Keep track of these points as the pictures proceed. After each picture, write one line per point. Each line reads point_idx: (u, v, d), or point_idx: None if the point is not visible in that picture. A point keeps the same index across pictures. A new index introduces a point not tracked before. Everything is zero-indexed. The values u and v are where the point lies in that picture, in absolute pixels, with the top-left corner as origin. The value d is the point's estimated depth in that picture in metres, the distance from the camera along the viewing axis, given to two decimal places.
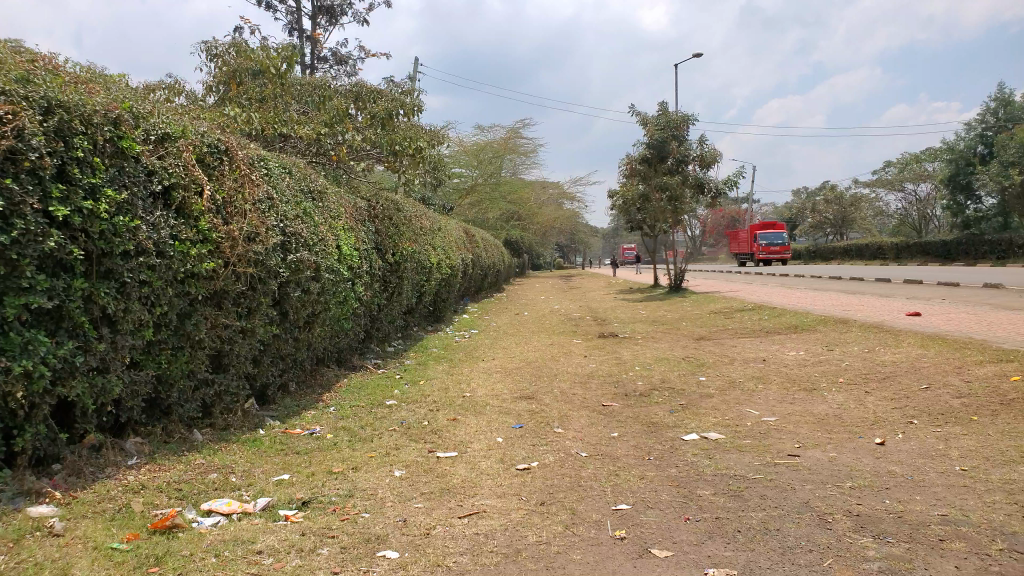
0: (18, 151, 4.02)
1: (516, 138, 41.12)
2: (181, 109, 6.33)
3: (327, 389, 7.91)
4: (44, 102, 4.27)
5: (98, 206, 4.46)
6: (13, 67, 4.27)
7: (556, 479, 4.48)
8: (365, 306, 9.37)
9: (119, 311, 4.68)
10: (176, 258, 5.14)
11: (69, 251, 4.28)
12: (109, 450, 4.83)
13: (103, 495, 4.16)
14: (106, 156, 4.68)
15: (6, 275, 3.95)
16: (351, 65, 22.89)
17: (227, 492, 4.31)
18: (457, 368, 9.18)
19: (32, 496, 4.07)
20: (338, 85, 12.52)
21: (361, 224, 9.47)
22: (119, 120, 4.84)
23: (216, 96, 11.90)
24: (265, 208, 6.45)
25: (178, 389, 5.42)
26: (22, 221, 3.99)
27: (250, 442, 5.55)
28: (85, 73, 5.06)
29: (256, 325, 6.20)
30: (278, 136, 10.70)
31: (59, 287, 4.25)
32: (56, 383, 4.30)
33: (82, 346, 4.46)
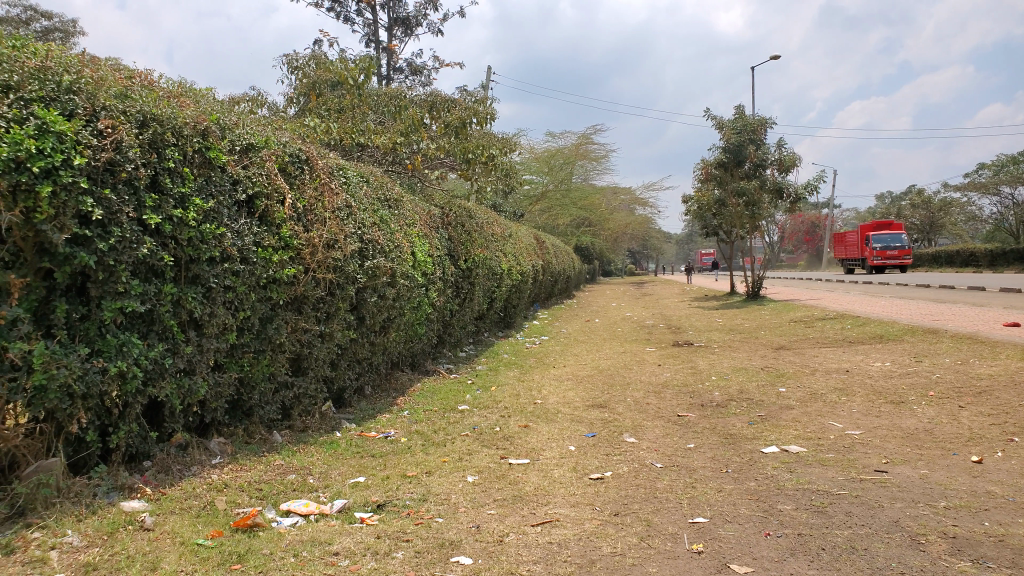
0: (116, 163, 4.24)
1: (589, 144, 40.98)
2: (265, 120, 6.54)
3: (400, 393, 8.02)
4: (140, 116, 4.49)
5: (187, 214, 4.65)
6: (113, 83, 4.49)
7: (630, 490, 4.42)
8: (438, 312, 9.47)
9: (206, 315, 4.87)
10: (260, 264, 5.31)
11: (160, 257, 4.48)
12: (195, 449, 5.02)
13: (189, 492, 4.32)
14: (195, 166, 4.89)
15: (104, 281, 4.17)
16: (426, 76, 23.27)
17: (305, 493, 4.42)
18: (529, 375, 9.18)
19: (124, 492, 4.28)
20: (414, 95, 12.72)
21: (434, 230, 9.57)
22: (207, 131, 5.04)
23: (298, 108, 12.43)
24: (344, 215, 6.60)
25: (259, 391, 5.60)
26: (118, 229, 4.19)
27: (327, 444, 5.68)
28: (177, 87, 5.29)
29: (334, 330, 6.36)
30: (356, 145, 10.97)
31: (151, 292, 4.45)
32: (148, 384, 4.51)
33: (171, 349, 4.66)
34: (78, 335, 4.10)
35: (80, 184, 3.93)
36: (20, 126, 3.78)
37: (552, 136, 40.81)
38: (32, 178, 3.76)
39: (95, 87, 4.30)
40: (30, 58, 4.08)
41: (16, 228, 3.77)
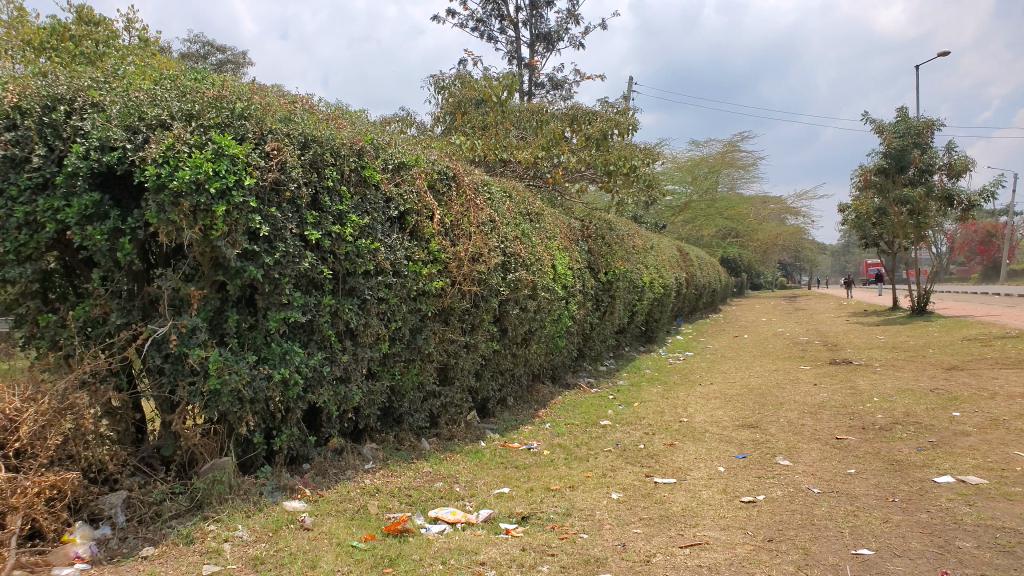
0: (281, 183, 4.54)
1: (734, 153, 39.70)
2: (414, 139, 6.81)
3: (542, 405, 8.06)
4: (301, 138, 4.79)
5: (345, 230, 4.91)
6: (279, 108, 4.82)
7: (785, 516, 4.20)
8: (579, 325, 9.49)
9: (361, 325, 5.11)
10: (410, 277, 5.51)
11: (320, 270, 4.75)
12: (349, 454, 5.26)
13: (344, 496, 4.53)
14: (351, 184, 5.16)
15: (270, 292, 4.48)
16: (567, 89, 23.44)
17: (452, 501, 4.51)
18: (673, 391, 8.95)
19: (287, 492, 4.56)
20: (556, 108, 12.75)
21: (575, 243, 9.60)
22: (362, 151, 5.30)
23: (444, 126, 12.86)
24: (488, 230, 6.71)
25: (409, 399, 5.80)
26: (283, 244, 4.49)
27: (472, 453, 5.79)
28: (335, 110, 5.60)
29: (479, 340, 6.50)
30: (498, 161, 11.23)
31: (312, 303, 4.73)
32: (308, 390, 4.79)
33: (329, 357, 4.93)
34: (246, 343, 4.44)
35: (250, 203, 4.22)
36: (200, 151, 4.15)
37: (695, 145, 39.89)
38: (210, 198, 4.10)
39: (263, 113, 4.63)
40: (209, 89, 4.49)
41: (196, 243, 4.16)
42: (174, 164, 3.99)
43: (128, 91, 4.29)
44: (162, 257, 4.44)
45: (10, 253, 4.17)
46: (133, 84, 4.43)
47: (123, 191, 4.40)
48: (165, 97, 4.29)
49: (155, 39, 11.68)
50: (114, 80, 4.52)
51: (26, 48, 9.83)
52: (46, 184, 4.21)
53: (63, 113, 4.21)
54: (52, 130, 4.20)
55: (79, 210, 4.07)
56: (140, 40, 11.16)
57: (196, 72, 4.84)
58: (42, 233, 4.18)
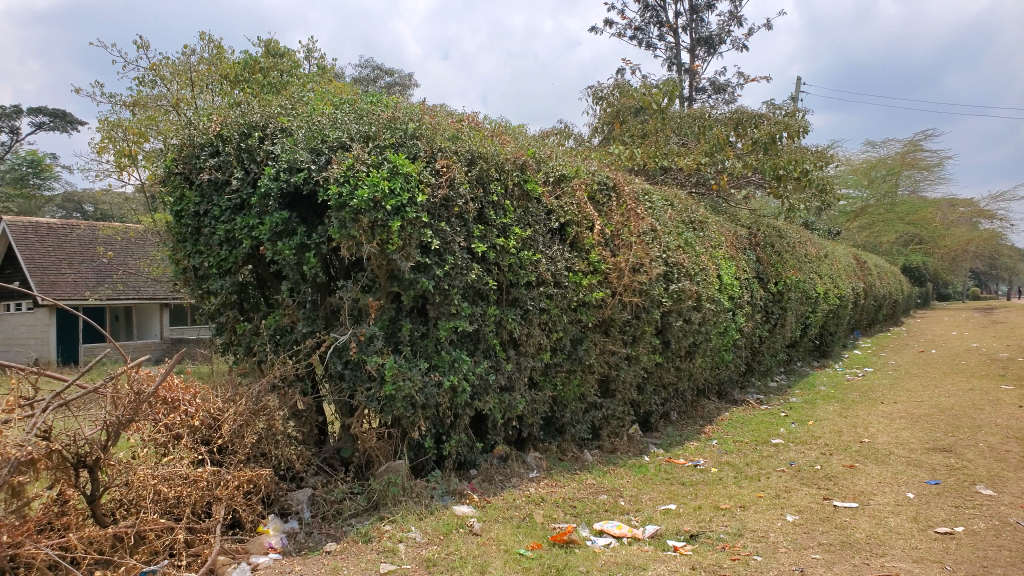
0: (450, 199, 4.71)
1: (916, 152, 36.77)
2: (576, 151, 6.85)
3: (708, 421, 7.82)
4: (469, 155, 4.94)
5: (509, 242, 5.01)
6: (447, 127, 5.02)
7: (990, 552, 3.80)
8: (747, 338, 9.14)
9: (524, 335, 5.20)
10: (572, 288, 5.53)
11: (486, 281, 4.88)
12: (514, 462, 5.35)
13: (511, 503, 4.60)
14: (515, 198, 5.28)
15: (440, 303, 4.66)
16: (729, 92, 22.71)
17: (617, 515, 4.47)
18: (852, 410, 8.38)
19: (456, 496, 4.70)
20: (718, 113, 12.34)
21: (742, 252, 9.26)
22: (525, 165, 5.40)
23: (602, 137, 12.84)
24: (650, 239, 6.58)
25: (571, 410, 5.84)
26: (452, 256, 4.64)
27: (636, 468, 5.71)
28: (499, 126, 5.75)
29: (641, 353, 6.43)
30: (659, 169, 11.07)
31: (478, 313, 4.87)
32: (475, 398, 4.93)
33: (495, 366, 5.06)
34: (418, 350, 4.65)
35: (421, 218, 4.41)
36: (377, 170, 4.40)
37: (872, 145, 37.33)
38: (386, 215, 4.33)
39: (433, 132, 4.84)
40: (384, 112, 4.77)
41: (374, 257, 4.41)
42: (354, 183, 4.26)
43: (312, 116, 4.65)
44: (342, 270, 4.73)
45: (213, 267, 4.77)
46: (316, 111, 4.79)
47: (308, 210, 4.73)
48: (345, 121, 4.60)
49: (331, 66, 12.55)
50: (299, 107, 4.93)
51: (224, 81, 10.89)
52: (243, 205, 4.71)
53: (257, 139, 4.63)
54: (248, 155, 4.65)
55: (271, 227, 4.45)
56: (318, 67, 12.02)
57: (371, 95, 5.15)
58: (239, 248, 4.67)
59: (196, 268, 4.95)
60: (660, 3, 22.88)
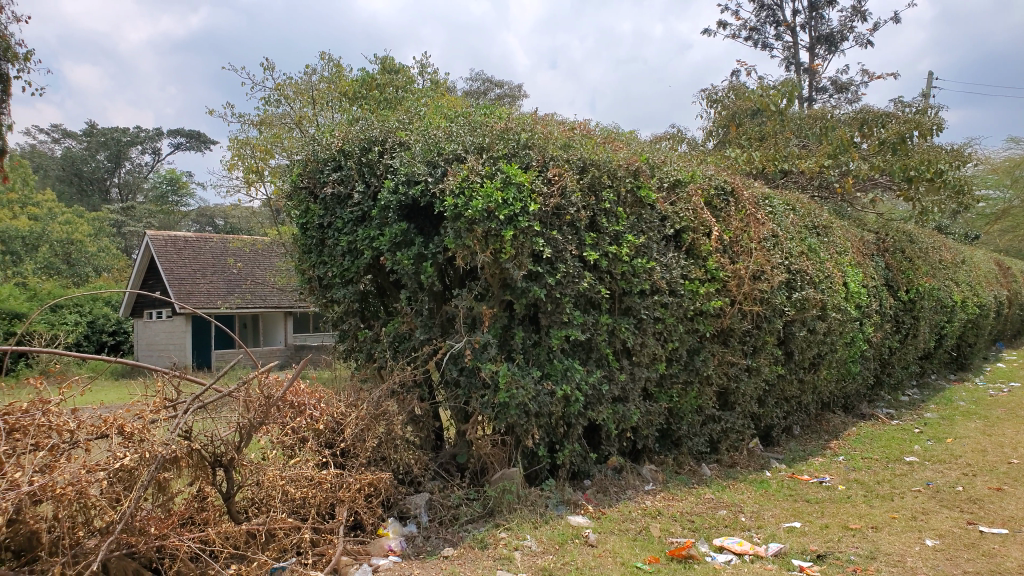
0: (562, 208, 4.70)
1: None
2: (690, 156, 6.71)
3: (834, 436, 7.46)
4: (581, 162, 4.92)
5: (622, 250, 4.94)
6: (560, 136, 5.02)
7: None
8: (875, 349, 8.66)
9: (637, 344, 5.13)
10: (688, 297, 5.40)
11: (598, 290, 4.84)
12: (629, 473, 5.27)
13: (626, 515, 4.54)
14: (628, 205, 5.21)
15: (552, 311, 4.66)
16: (853, 91, 21.66)
17: (738, 531, 4.32)
18: (997, 428, 7.78)
19: (570, 506, 4.67)
20: (842, 113, 11.79)
21: (869, 258, 8.79)
22: (639, 171, 5.31)
23: (717, 140, 12.54)
24: (771, 246, 6.33)
25: (687, 422, 5.71)
26: (563, 265, 4.63)
27: (757, 483, 5.51)
28: (613, 133, 5.71)
29: (761, 364, 6.21)
30: (779, 173, 10.69)
31: (590, 322, 4.84)
32: (588, 408, 4.91)
33: (608, 376, 5.01)
34: (531, 359, 4.67)
35: (534, 227, 4.41)
36: (490, 180, 4.46)
37: (1014, 142, 34.62)
38: (500, 224, 4.38)
39: (545, 141, 4.86)
40: (498, 123, 4.83)
41: (488, 266, 4.46)
42: (468, 194, 4.34)
43: (429, 130, 4.78)
44: (456, 279, 4.82)
45: (336, 277, 4.97)
46: (433, 124, 4.91)
47: (424, 221, 4.85)
48: (459, 134, 4.70)
49: (444, 80, 12.85)
50: (415, 121, 5.07)
51: (343, 99, 11.37)
52: (363, 217, 4.88)
53: (376, 153, 4.79)
54: (368, 168, 4.82)
55: (390, 238, 4.59)
56: (431, 82, 12.33)
57: (485, 108, 5.24)
58: (360, 259, 4.84)
59: (320, 278, 5.18)
60: (777, 2, 22.13)
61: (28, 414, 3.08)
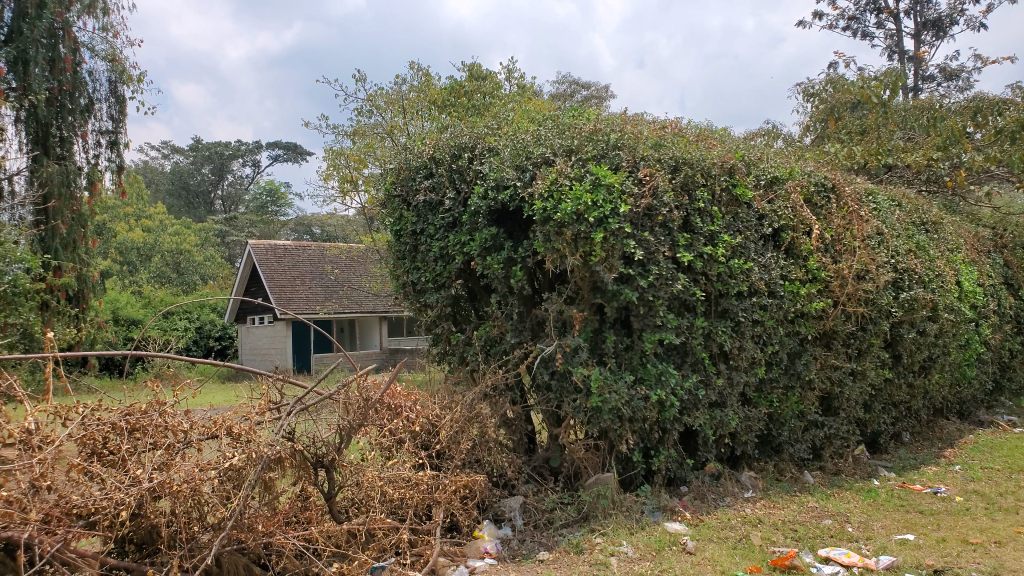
0: (654, 208, 4.62)
1: None
2: (788, 152, 6.48)
3: (949, 443, 7.06)
4: (673, 162, 4.83)
5: (717, 251, 4.82)
6: (650, 136, 4.95)
7: None
8: (994, 352, 8.15)
9: (734, 348, 5.00)
10: (787, 298, 5.23)
11: (693, 292, 4.74)
12: (727, 480, 5.14)
13: (725, 523, 4.42)
14: (723, 204, 5.08)
15: (645, 314, 4.59)
16: (965, 79, 20.46)
17: (845, 542, 4.13)
18: None
19: (667, 513, 4.59)
20: (951, 102, 11.16)
21: (985, 255, 8.28)
22: (734, 169, 5.17)
23: (814, 135, 12.11)
24: (876, 243, 6.05)
25: (788, 428, 5.53)
26: (656, 267, 4.54)
27: (865, 492, 5.26)
28: (706, 131, 5.59)
29: (867, 368, 5.94)
30: (883, 168, 10.22)
31: (685, 324, 4.74)
32: (684, 413, 4.83)
33: (704, 380, 4.90)
34: (624, 363, 4.61)
35: (625, 229, 4.35)
36: (580, 182, 4.43)
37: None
38: (589, 226, 4.34)
39: (635, 141, 4.80)
40: (587, 125, 4.82)
41: (578, 269, 4.43)
42: (558, 197, 4.34)
43: (517, 134, 4.81)
44: (547, 282, 4.81)
45: (429, 282, 5.07)
46: (522, 129, 4.94)
47: (514, 225, 4.88)
48: (548, 137, 4.71)
49: (531, 84, 12.88)
50: (504, 126, 5.11)
51: (432, 107, 11.58)
52: (455, 222, 4.94)
53: (466, 159, 4.86)
54: (459, 175, 4.89)
55: (481, 243, 4.65)
56: (518, 87, 12.38)
57: (574, 110, 5.22)
58: (452, 264, 4.91)
59: (414, 283, 5.29)
60: None
61: (147, 414, 3.27)
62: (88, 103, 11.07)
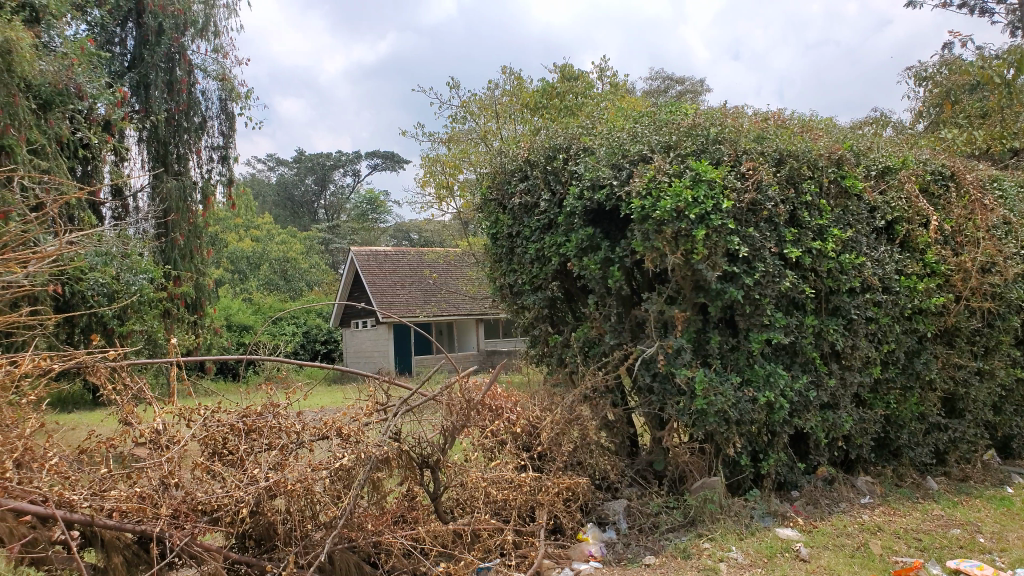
0: (759, 203, 4.48)
1: None
2: (900, 140, 6.14)
3: None
4: (777, 155, 4.67)
5: (826, 245, 4.62)
6: (752, 128, 4.79)
7: None
8: None
9: (847, 347, 4.78)
10: (903, 294, 4.96)
11: (802, 289, 4.56)
12: (842, 485, 4.92)
13: (842, 530, 4.22)
14: (831, 197, 4.87)
15: (751, 313, 4.45)
16: None
17: (976, 554, 3.86)
18: None
19: (778, 518, 4.42)
20: None
21: None
22: (842, 160, 4.95)
23: (928, 121, 11.45)
24: (1003, 233, 5.65)
25: (908, 431, 5.24)
26: (762, 263, 4.39)
27: (997, 500, 4.91)
28: (810, 121, 5.37)
29: (995, 367, 5.56)
30: (1008, 152, 9.55)
31: (794, 324, 4.57)
32: (794, 415, 4.65)
33: (815, 381, 4.71)
34: (729, 364, 4.49)
35: (728, 225, 4.23)
36: (679, 179, 4.35)
37: None
38: (691, 223, 4.25)
39: (737, 135, 4.66)
40: (685, 120, 4.72)
41: (679, 268, 4.34)
42: (657, 195, 4.27)
43: (613, 133, 4.77)
44: (646, 282, 4.74)
45: (527, 284, 5.09)
46: (616, 127, 4.89)
47: (611, 225, 4.83)
48: (645, 134, 4.64)
49: (624, 82, 12.73)
50: (599, 125, 5.07)
51: (525, 111, 11.64)
52: (550, 224, 4.94)
53: (561, 160, 4.84)
54: (554, 176, 4.88)
55: (577, 244, 4.63)
56: (611, 85, 12.25)
57: (671, 105, 5.12)
58: (549, 265, 4.91)
59: (511, 285, 5.32)
60: None
61: (262, 416, 3.41)
62: (202, 121, 11.65)
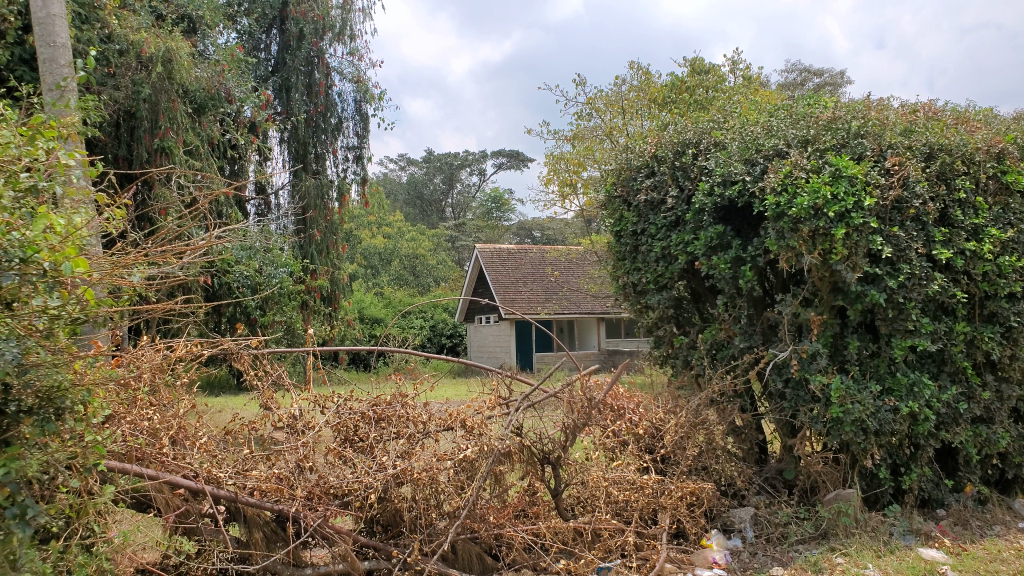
0: (905, 201, 4.18)
1: None
2: None
3: None
4: (927, 149, 4.36)
5: (982, 246, 4.27)
6: (898, 121, 4.50)
7: None
8: None
9: (1005, 356, 4.41)
10: None
11: (952, 293, 4.24)
12: (996, 506, 4.54)
13: (995, 555, 3.87)
14: (989, 194, 4.48)
15: (894, 317, 4.19)
16: None
17: None
18: None
19: (921, 538, 4.13)
20: None
21: None
22: (1003, 154, 4.52)
23: None
24: None
25: None
26: (908, 265, 4.11)
27: None
28: (966, 113, 4.97)
29: None
30: None
31: (942, 329, 4.26)
32: (941, 428, 4.33)
33: (967, 393, 4.37)
34: (869, 371, 4.23)
35: (871, 224, 3.99)
36: (817, 175, 4.15)
37: None
38: (829, 222, 4.04)
39: (881, 128, 4.38)
40: (824, 112, 4.49)
41: (815, 268, 4.13)
42: (792, 191, 4.10)
43: (746, 127, 4.61)
44: (779, 283, 4.56)
45: (651, 282, 4.99)
46: (750, 121, 4.72)
47: (742, 222, 4.68)
48: (782, 127, 4.45)
49: (758, 75, 12.25)
50: (731, 119, 4.91)
51: (652, 105, 11.42)
52: (677, 222, 4.84)
53: (690, 156, 4.73)
54: (682, 172, 4.78)
55: (706, 242, 4.50)
56: (743, 78, 11.82)
57: (809, 96, 4.87)
58: (675, 264, 4.81)
59: (635, 284, 5.22)
60: None
61: (391, 406, 3.49)
62: (338, 122, 12.18)
